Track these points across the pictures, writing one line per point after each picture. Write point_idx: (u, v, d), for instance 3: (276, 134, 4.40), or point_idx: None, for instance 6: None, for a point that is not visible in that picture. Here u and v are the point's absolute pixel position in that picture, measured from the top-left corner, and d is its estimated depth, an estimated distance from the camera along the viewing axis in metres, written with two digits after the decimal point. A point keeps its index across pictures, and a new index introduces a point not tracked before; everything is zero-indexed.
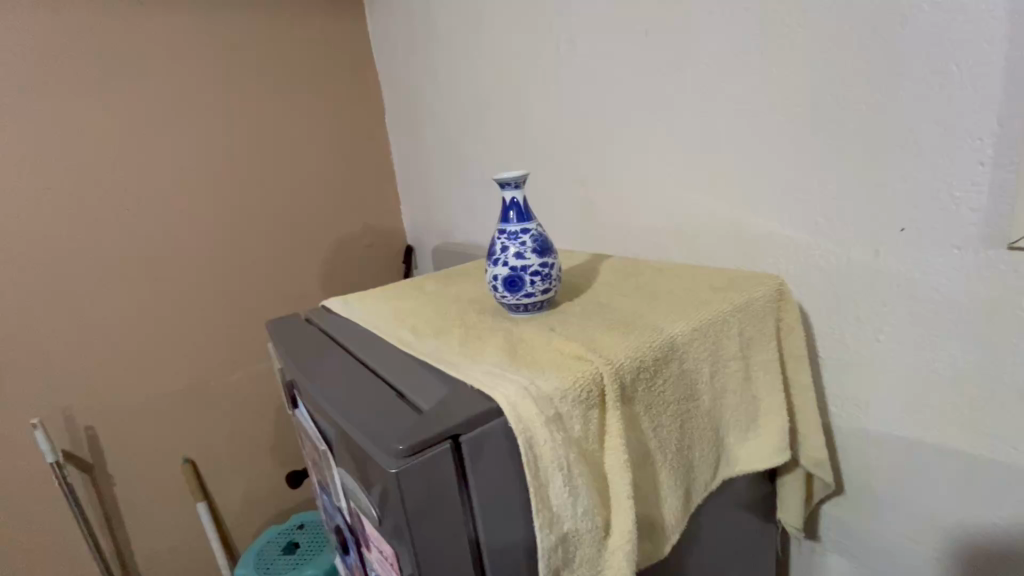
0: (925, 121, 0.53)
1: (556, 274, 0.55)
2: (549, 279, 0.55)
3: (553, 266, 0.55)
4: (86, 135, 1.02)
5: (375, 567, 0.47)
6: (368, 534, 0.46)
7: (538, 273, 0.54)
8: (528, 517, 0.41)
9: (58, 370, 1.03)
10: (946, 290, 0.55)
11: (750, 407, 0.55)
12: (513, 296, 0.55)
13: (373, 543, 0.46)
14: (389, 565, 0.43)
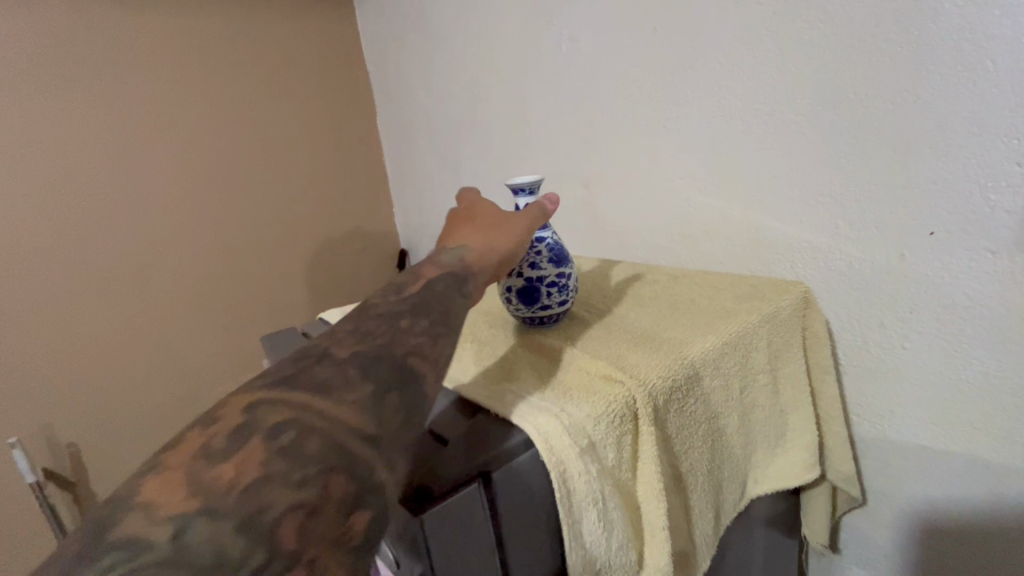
0: (959, 120, 0.51)
1: (573, 285, 0.52)
2: (568, 290, 0.51)
3: (570, 276, 0.51)
4: (63, 141, 0.97)
5: None
6: None
7: (557, 285, 0.50)
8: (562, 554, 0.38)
9: (39, 387, 0.98)
10: (978, 297, 0.53)
11: (779, 421, 0.53)
12: (529, 309, 0.51)
13: None
14: None
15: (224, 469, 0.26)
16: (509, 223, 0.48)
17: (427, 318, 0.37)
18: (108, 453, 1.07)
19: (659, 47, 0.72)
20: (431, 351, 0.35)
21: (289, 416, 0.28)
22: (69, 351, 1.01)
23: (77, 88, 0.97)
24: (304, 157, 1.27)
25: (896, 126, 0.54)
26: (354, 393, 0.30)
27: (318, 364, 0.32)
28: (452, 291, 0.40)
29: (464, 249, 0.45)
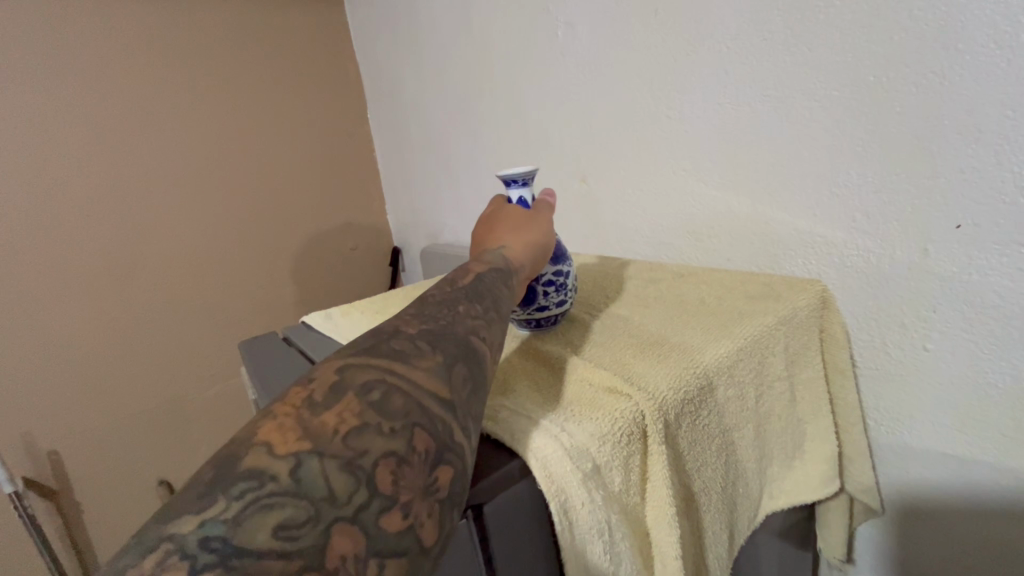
0: (990, 103, 0.46)
1: (571, 284, 0.47)
2: (568, 290, 0.47)
3: (567, 274, 0.47)
4: (34, 135, 0.92)
5: None
6: None
7: (556, 285, 0.46)
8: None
9: (14, 394, 0.94)
10: (1009, 296, 0.49)
11: (797, 431, 0.49)
12: (524, 311, 0.47)
13: None
14: None
15: (326, 417, 0.26)
16: (534, 221, 0.45)
17: (486, 299, 0.36)
18: (88, 462, 1.03)
19: (660, 30, 0.68)
20: (492, 333, 0.34)
21: (377, 376, 0.28)
22: (46, 356, 0.96)
23: (47, 79, 0.92)
24: (290, 153, 1.22)
25: (919, 110, 0.50)
26: (430, 360, 0.30)
27: (390, 335, 0.32)
28: (501, 281, 0.38)
29: (503, 247, 0.42)
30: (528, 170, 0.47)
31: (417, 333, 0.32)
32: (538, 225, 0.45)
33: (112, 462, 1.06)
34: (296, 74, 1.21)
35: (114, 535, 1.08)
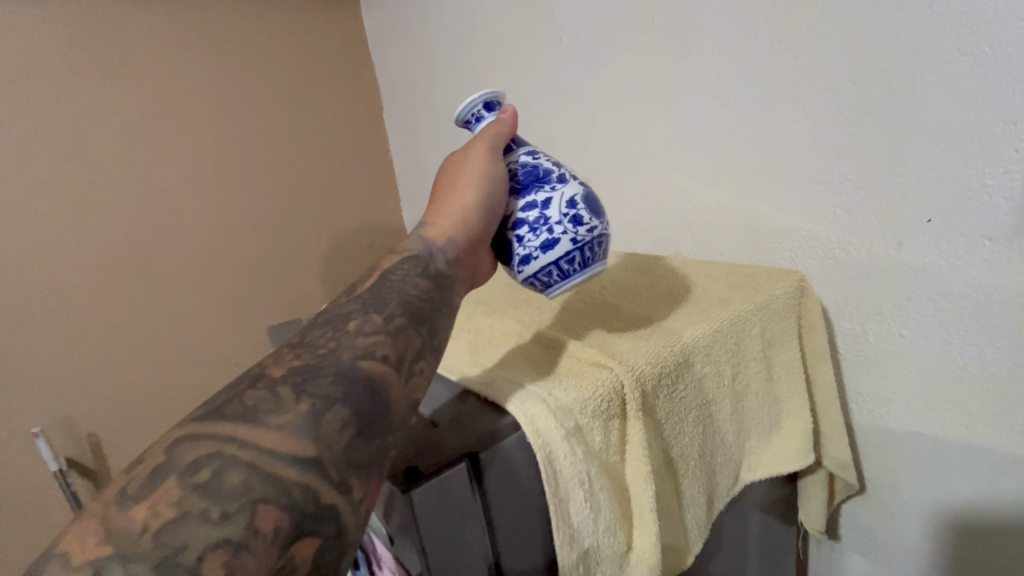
0: (956, 107, 0.50)
1: (552, 220, 0.45)
2: (551, 229, 0.44)
3: (542, 212, 0.45)
4: (78, 130, 0.96)
5: None
6: (378, 550, 0.45)
7: (528, 223, 0.46)
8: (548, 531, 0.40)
9: (60, 379, 0.99)
10: (976, 284, 0.53)
11: (778, 407, 0.54)
12: (517, 267, 0.47)
13: (382, 560, 0.44)
14: None
15: (137, 512, 0.26)
16: (464, 179, 0.47)
17: (375, 318, 0.36)
18: (127, 446, 1.09)
19: (660, 36, 0.72)
20: (376, 357, 0.34)
21: (212, 449, 0.28)
22: (88, 343, 1.01)
23: (89, 75, 0.96)
24: (315, 151, 1.27)
25: (892, 113, 0.54)
26: (285, 417, 0.30)
27: (256, 383, 0.32)
28: (402, 295, 0.38)
29: (426, 227, 0.46)
30: (474, 103, 0.50)
31: (285, 378, 0.32)
32: (467, 184, 0.46)
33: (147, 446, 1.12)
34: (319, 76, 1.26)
35: None
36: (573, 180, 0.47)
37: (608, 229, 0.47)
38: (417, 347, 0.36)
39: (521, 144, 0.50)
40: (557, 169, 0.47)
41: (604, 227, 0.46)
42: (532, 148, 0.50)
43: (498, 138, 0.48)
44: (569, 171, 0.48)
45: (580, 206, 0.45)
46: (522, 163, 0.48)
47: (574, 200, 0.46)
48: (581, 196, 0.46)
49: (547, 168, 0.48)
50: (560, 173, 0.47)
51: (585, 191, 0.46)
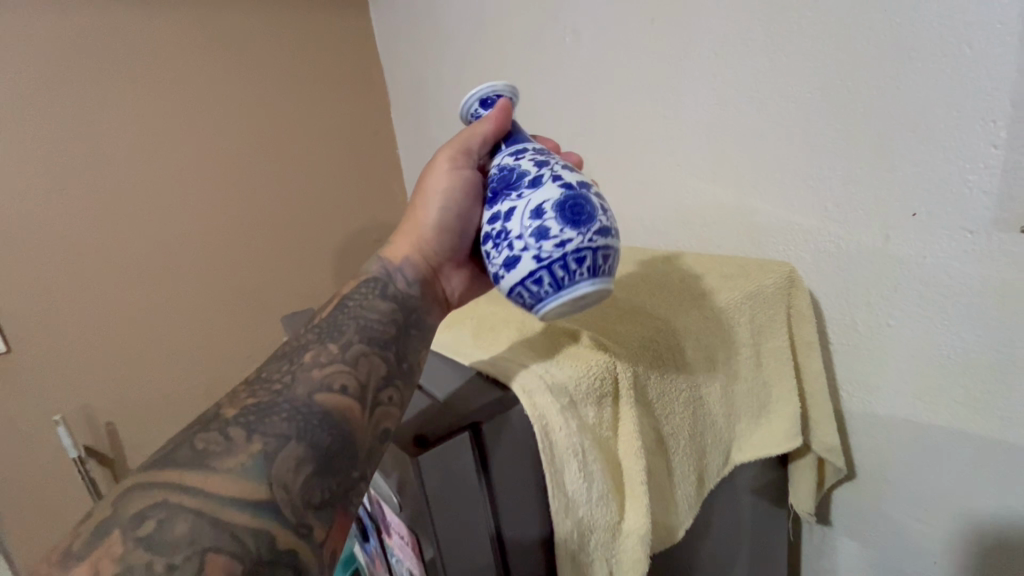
0: (939, 105, 0.52)
1: (517, 232, 0.39)
2: (510, 245, 0.40)
3: (508, 224, 0.40)
4: (101, 148, 1.10)
5: (394, 553, 0.49)
6: (387, 518, 0.48)
7: (491, 237, 0.42)
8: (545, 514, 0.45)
9: (87, 368, 1.14)
10: (958, 274, 0.55)
11: (768, 392, 0.57)
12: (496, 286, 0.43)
13: (392, 527, 0.48)
14: (409, 547, 0.46)
15: (80, 568, 0.31)
16: (423, 196, 0.49)
17: (326, 354, 0.41)
18: (139, 431, 1.24)
19: (657, 37, 0.75)
20: (325, 394, 0.39)
21: (161, 497, 0.33)
22: (113, 337, 1.16)
23: (109, 99, 1.09)
24: (324, 157, 1.38)
25: (878, 111, 0.56)
26: (234, 462, 0.35)
27: (213, 423, 0.38)
28: (354, 328, 0.43)
29: (385, 246, 0.51)
30: (468, 101, 0.48)
31: (238, 419, 0.37)
32: (426, 202, 0.49)
33: (159, 431, 1.26)
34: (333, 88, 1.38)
35: None
36: (549, 185, 0.40)
37: (600, 242, 0.39)
38: (366, 378, 0.41)
39: (513, 142, 0.46)
40: (535, 173, 0.41)
41: (585, 240, 0.38)
42: (524, 148, 0.45)
43: (467, 146, 0.47)
44: (553, 172, 0.41)
45: (546, 216, 0.38)
46: (500, 168, 0.44)
47: (544, 209, 0.39)
48: (552, 204, 0.39)
49: (523, 171, 0.42)
50: (535, 176, 0.41)
51: (560, 198, 0.39)
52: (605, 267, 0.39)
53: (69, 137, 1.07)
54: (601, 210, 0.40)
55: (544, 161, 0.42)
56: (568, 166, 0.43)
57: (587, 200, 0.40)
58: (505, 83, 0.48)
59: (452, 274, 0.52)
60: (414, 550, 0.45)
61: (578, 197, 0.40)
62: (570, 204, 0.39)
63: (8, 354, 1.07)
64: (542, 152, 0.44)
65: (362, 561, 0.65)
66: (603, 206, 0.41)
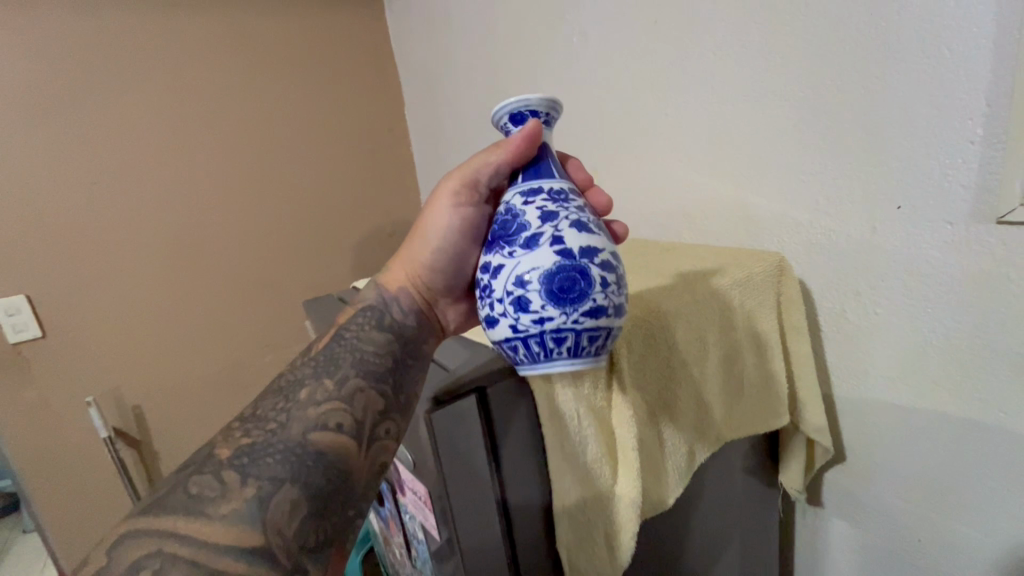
0: (921, 104, 0.56)
1: (501, 294, 0.39)
2: (492, 306, 0.39)
3: (495, 281, 0.39)
4: (133, 158, 1.25)
5: (408, 509, 0.56)
6: (403, 478, 0.55)
7: (479, 287, 0.41)
8: (545, 482, 0.51)
9: (121, 354, 1.29)
10: (939, 263, 0.58)
11: (765, 371, 0.61)
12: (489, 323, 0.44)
13: (407, 486, 0.55)
14: (422, 503, 0.52)
15: None
16: (424, 226, 0.53)
17: (321, 392, 0.45)
18: (165, 414, 1.38)
19: (659, 39, 0.79)
20: (319, 433, 0.43)
21: (153, 549, 0.36)
22: (147, 326, 1.31)
23: (139, 113, 1.24)
24: (333, 162, 1.50)
25: (865, 110, 0.60)
26: (227, 508, 0.38)
27: (207, 466, 0.41)
28: (348, 364, 0.47)
29: (385, 272, 0.56)
30: (497, 112, 0.45)
31: (232, 462, 0.41)
32: (426, 232, 0.53)
33: (185, 413, 1.40)
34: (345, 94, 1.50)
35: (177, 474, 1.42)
36: (544, 250, 0.37)
37: (585, 324, 0.36)
38: (358, 413, 0.45)
39: (529, 176, 0.43)
40: (535, 229, 0.39)
41: (567, 321, 0.36)
42: (540, 190, 0.41)
43: (475, 176, 0.49)
44: (555, 233, 0.38)
45: (529, 287, 0.37)
46: (505, 210, 0.41)
47: (529, 279, 0.37)
48: (539, 274, 0.37)
49: (523, 223, 0.39)
50: (533, 234, 0.38)
51: (550, 270, 0.37)
52: (590, 347, 0.37)
53: (108, 149, 1.22)
54: (599, 284, 0.37)
55: (552, 215, 0.39)
56: (582, 219, 0.39)
57: (585, 273, 0.37)
58: (542, 98, 0.44)
59: (448, 308, 0.55)
60: (427, 504, 0.51)
61: (573, 269, 0.37)
62: (561, 277, 0.37)
63: (43, 339, 1.20)
64: (557, 199, 0.40)
65: (380, 525, 0.72)
66: (605, 278, 0.37)
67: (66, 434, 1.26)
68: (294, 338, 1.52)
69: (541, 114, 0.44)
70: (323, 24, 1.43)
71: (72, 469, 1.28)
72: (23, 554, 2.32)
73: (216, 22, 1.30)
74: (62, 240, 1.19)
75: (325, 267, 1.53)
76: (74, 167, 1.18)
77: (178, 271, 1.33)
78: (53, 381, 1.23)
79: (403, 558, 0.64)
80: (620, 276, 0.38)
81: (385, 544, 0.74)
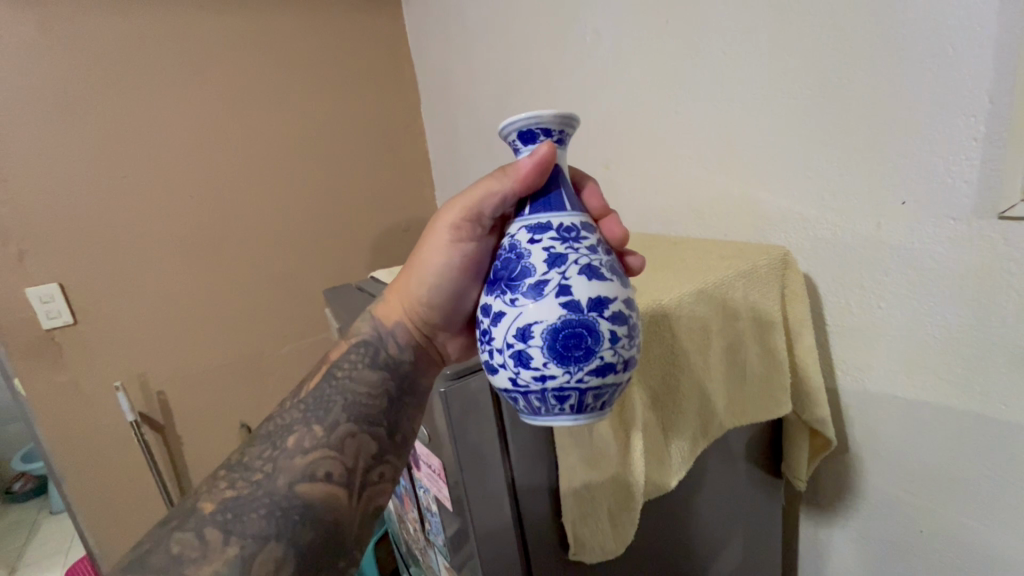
0: (925, 102, 0.57)
1: (502, 344, 0.38)
2: (492, 353, 0.39)
3: (495, 329, 0.39)
4: (159, 153, 1.30)
5: (423, 484, 0.61)
6: (418, 455, 0.60)
7: (481, 327, 0.41)
8: (551, 463, 0.54)
9: (146, 341, 1.34)
10: (941, 256, 0.59)
11: (768, 362, 0.63)
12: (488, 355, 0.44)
13: (422, 461, 0.59)
14: (436, 476, 0.56)
15: None
16: (423, 259, 0.51)
17: (311, 439, 0.47)
18: (187, 399, 1.43)
19: (671, 38, 0.80)
20: (307, 484, 0.45)
21: None
22: (171, 314, 1.36)
23: (166, 110, 1.29)
24: (351, 158, 1.54)
25: (870, 108, 0.61)
26: (208, 569, 0.39)
27: (189, 522, 0.42)
28: (339, 408, 0.48)
29: (380, 305, 0.54)
30: (506, 128, 0.42)
31: (216, 517, 0.42)
32: (425, 265, 0.51)
33: (207, 399, 1.45)
34: (363, 91, 1.53)
35: (199, 459, 1.48)
36: (550, 301, 0.37)
37: (589, 383, 0.36)
38: (348, 459, 0.47)
39: (538, 208, 0.41)
40: (542, 275, 0.38)
41: (570, 380, 0.36)
42: (548, 224, 0.40)
43: (479, 209, 0.46)
44: (562, 282, 0.37)
45: (531, 343, 0.37)
46: (510, 247, 0.40)
47: (532, 332, 0.37)
48: (543, 329, 0.37)
49: (528, 268, 0.38)
50: (538, 281, 0.37)
51: (555, 324, 0.36)
52: (594, 404, 0.38)
53: (136, 145, 1.27)
54: (607, 340, 0.37)
55: (560, 259, 0.38)
56: (593, 263, 0.38)
57: (592, 329, 0.36)
58: (556, 115, 0.40)
59: (448, 341, 0.54)
60: (441, 477, 0.55)
61: (580, 325, 0.36)
62: (566, 333, 0.36)
63: (75, 326, 1.26)
64: (567, 239, 0.39)
65: (396, 504, 0.78)
66: (614, 332, 0.37)
67: (96, 418, 1.31)
68: (311, 329, 1.57)
69: (555, 132, 0.41)
70: (342, 22, 1.47)
71: (102, 451, 1.33)
72: (54, 531, 2.43)
73: (240, 22, 1.34)
74: (92, 231, 1.24)
75: (342, 261, 1.58)
76: (105, 162, 1.24)
77: (202, 263, 1.38)
78: (84, 366, 1.28)
79: (417, 532, 0.70)
80: (629, 328, 0.38)
81: (400, 523, 0.80)
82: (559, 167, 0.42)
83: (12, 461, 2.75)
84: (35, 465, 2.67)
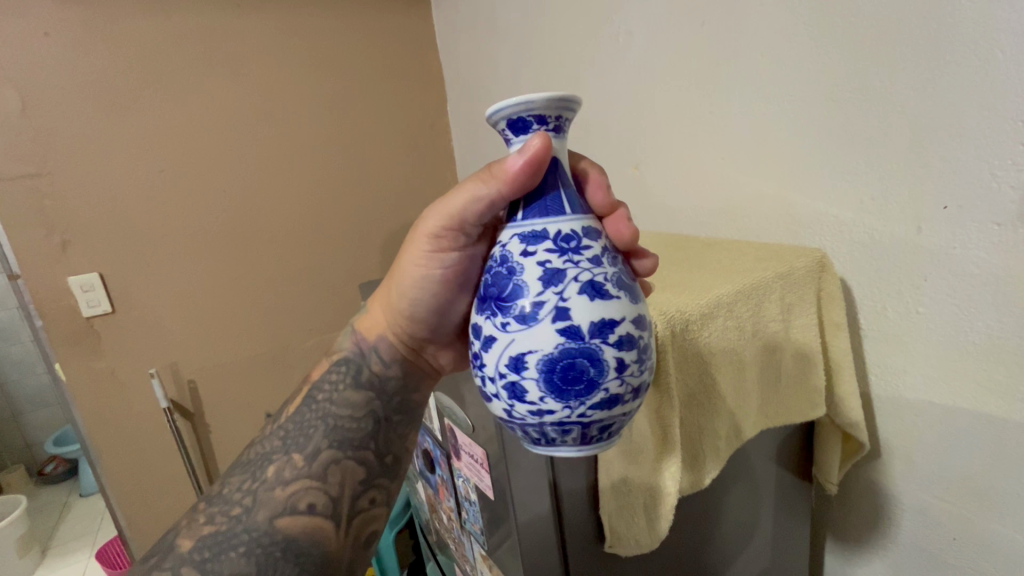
0: (971, 106, 0.56)
1: (496, 375, 0.40)
2: (486, 381, 0.41)
3: (490, 361, 0.40)
4: (196, 148, 1.33)
5: (462, 473, 0.67)
6: (459, 445, 0.66)
7: (475, 349, 0.42)
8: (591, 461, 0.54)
9: (179, 330, 1.39)
10: (983, 264, 0.59)
11: (802, 363, 0.64)
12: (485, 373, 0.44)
13: (463, 452, 0.65)
14: (479, 465, 0.62)
15: None
16: (404, 269, 0.52)
17: (292, 470, 0.49)
18: (217, 387, 1.47)
19: (707, 38, 0.81)
20: (290, 517, 0.48)
21: None
22: (203, 304, 1.41)
23: (203, 105, 1.33)
24: (378, 155, 1.57)
25: (913, 112, 0.61)
26: None
27: (168, 561, 0.46)
28: (319, 434, 0.51)
29: (365, 321, 0.57)
30: (495, 116, 0.42)
31: (195, 557, 0.45)
32: (406, 275, 0.52)
33: (235, 388, 1.50)
34: (393, 89, 1.56)
35: (227, 445, 1.52)
36: (545, 327, 0.37)
37: (595, 417, 0.38)
38: (331, 487, 0.50)
39: (533, 210, 0.42)
40: (537, 296, 0.38)
41: (572, 415, 0.37)
42: (544, 233, 0.40)
43: (461, 216, 0.47)
44: (560, 303, 0.37)
45: (526, 375, 0.38)
46: (502, 259, 0.41)
47: (527, 363, 0.38)
48: (537, 360, 0.37)
49: (521, 287, 0.39)
50: (534, 304, 0.38)
51: (551, 355, 0.37)
52: (599, 435, 0.39)
53: (175, 140, 1.31)
54: (613, 369, 0.37)
55: (557, 276, 0.38)
56: (595, 279, 0.38)
57: (595, 359, 0.37)
58: (549, 98, 0.40)
59: (441, 353, 0.57)
60: (484, 465, 0.61)
61: (580, 355, 0.37)
62: (563, 366, 0.37)
63: (113, 314, 1.31)
64: (565, 249, 0.39)
65: (427, 493, 0.84)
66: (621, 359, 0.37)
67: (131, 403, 1.36)
68: (337, 321, 1.60)
69: (550, 118, 0.41)
70: (374, 22, 1.49)
71: (136, 435, 1.38)
72: (83, 515, 2.50)
73: (275, 20, 1.38)
74: (131, 223, 1.29)
75: (368, 256, 1.61)
76: (146, 156, 1.28)
77: (235, 256, 1.42)
78: (120, 354, 1.33)
79: (450, 521, 0.75)
80: (636, 355, 0.38)
81: (431, 513, 0.84)
82: (553, 158, 0.42)
83: (45, 443, 2.84)
84: (67, 449, 2.75)
